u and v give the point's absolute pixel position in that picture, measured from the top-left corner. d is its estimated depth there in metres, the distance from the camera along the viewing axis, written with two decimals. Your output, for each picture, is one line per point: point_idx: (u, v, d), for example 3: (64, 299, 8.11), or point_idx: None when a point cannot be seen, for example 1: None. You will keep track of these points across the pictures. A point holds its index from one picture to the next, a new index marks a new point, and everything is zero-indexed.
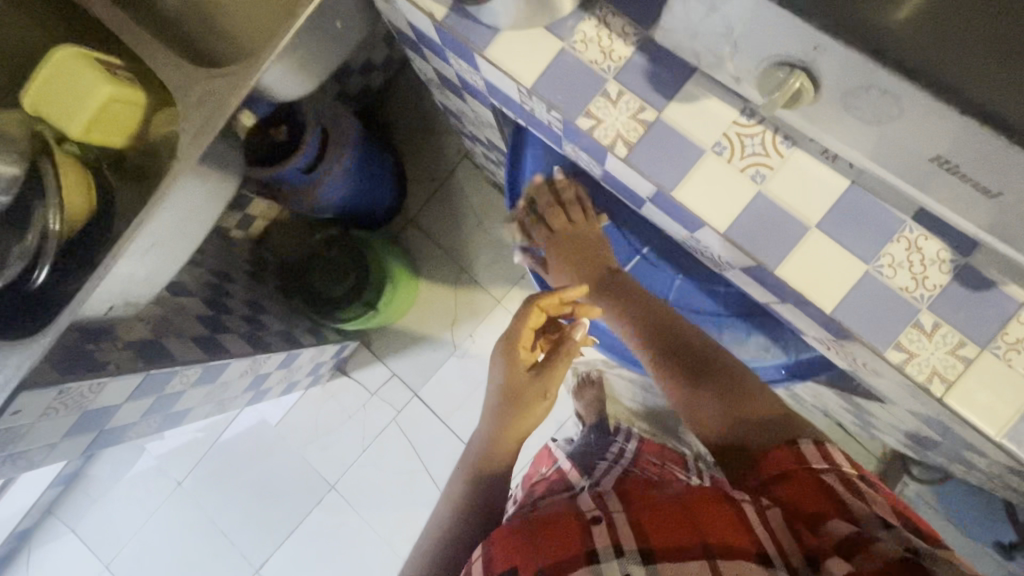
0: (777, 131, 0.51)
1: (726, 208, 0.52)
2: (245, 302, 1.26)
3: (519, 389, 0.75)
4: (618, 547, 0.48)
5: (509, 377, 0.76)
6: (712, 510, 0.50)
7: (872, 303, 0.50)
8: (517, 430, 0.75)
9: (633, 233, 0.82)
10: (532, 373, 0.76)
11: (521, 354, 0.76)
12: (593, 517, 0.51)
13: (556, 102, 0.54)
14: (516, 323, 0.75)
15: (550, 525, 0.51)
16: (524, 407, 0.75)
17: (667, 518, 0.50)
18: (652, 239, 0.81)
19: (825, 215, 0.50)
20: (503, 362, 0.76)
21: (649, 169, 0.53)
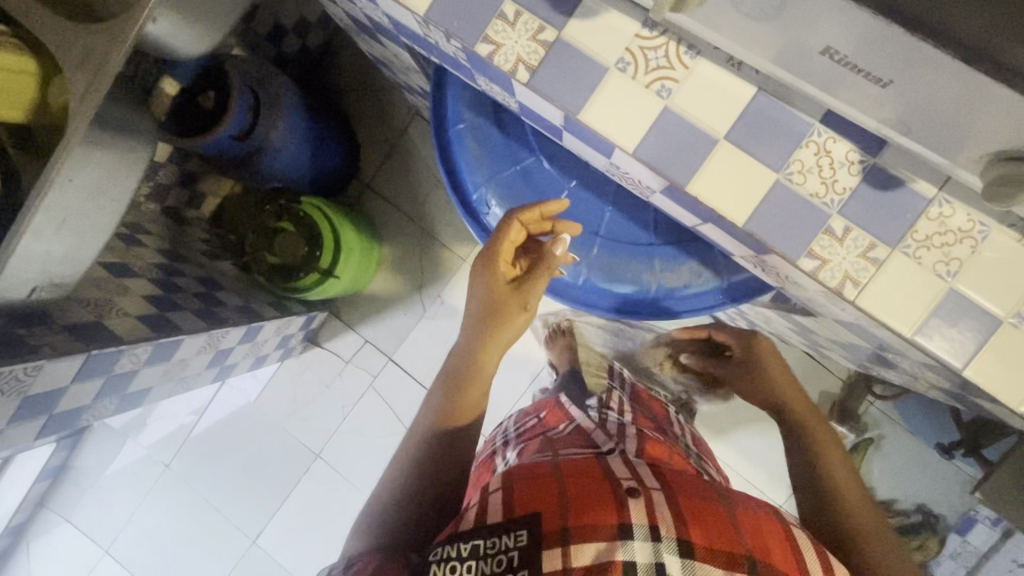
0: (681, 42, 0.49)
1: (633, 127, 0.50)
2: (199, 279, 1.23)
3: (497, 302, 0.76)
4: (652, 526, 0.58)
5: (489, 291, 0.76)
6: (763, 529, 0.62)
7: (784, 212, 0.49)
8: (496, 344, 0.77)
9: (569, 171, 0.80)
10: (511, 286, 0.77)
11: (500, 266, 0.77)
12: (631, 492, 0.62)
13: (452, 29, 0.52)
14: (498, 236, 0.75)
15: (588, 493, 0.61)
16: (501, 319, 0.76)
17: (711, 518, 0.62)
18: (585, 174, 0.80)
19: (733, 125, 0.49)
20: (483, 275, 0.77)
21: (553, 94, 0.51)
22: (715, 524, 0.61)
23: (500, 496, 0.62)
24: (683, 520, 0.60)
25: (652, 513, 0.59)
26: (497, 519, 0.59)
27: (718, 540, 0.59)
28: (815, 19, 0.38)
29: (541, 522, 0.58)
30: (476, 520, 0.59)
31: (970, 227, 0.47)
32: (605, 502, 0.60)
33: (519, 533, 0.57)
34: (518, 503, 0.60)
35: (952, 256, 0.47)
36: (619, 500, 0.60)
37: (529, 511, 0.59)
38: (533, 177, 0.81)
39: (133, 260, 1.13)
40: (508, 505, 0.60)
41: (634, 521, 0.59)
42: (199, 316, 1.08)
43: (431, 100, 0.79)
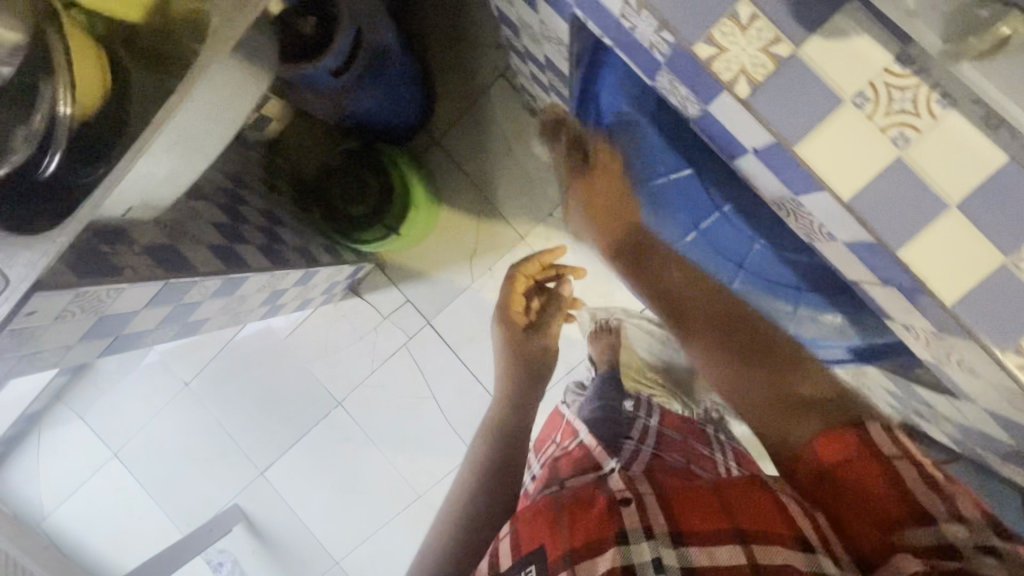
0: (938, 86, 0.43)
1: (853, 172, 0.45)
2: (261, 212, 1.18)
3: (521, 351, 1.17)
4: (647, 531, 0.66)
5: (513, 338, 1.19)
6: (753, 499, 0.69)
7: (1004, 300, 0.44)
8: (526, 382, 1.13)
9: (721, 190, 0.83)
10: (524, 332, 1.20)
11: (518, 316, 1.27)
12: (623, 499, 0.70)
13: (673, 20, 0.45)
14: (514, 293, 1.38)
15: (586, 507, 0.69)
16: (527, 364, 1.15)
17: (698, 511, 0.68)
18: (736, 197, 0.83)
19: (974, 193, 0.43)
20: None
21: (771, 118, 0.45)
22: (698, 510, 0.68)
23: (509, 539, 0.70)
24: (668, 514, 0.68)
25: (643, 518, 0.67)
26: (508, 560, 0.67)
27: (705, 526, 0.67)
28: None
29: (545, 553, 0.66)
30: (494, 565, 0.68)
31: None
32: (599, 518, 0.68)
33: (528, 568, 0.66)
34: (522, 541, 0.68)
35: None
36: (607, 516, 0.68)
37: (533, 548, 0.66)
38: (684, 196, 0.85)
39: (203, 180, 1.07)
40: (515, 543, 0.68)
41: (628, 526, 0.67)
42: (263, 253, 1.03)
43: (583, 77, 0.80)
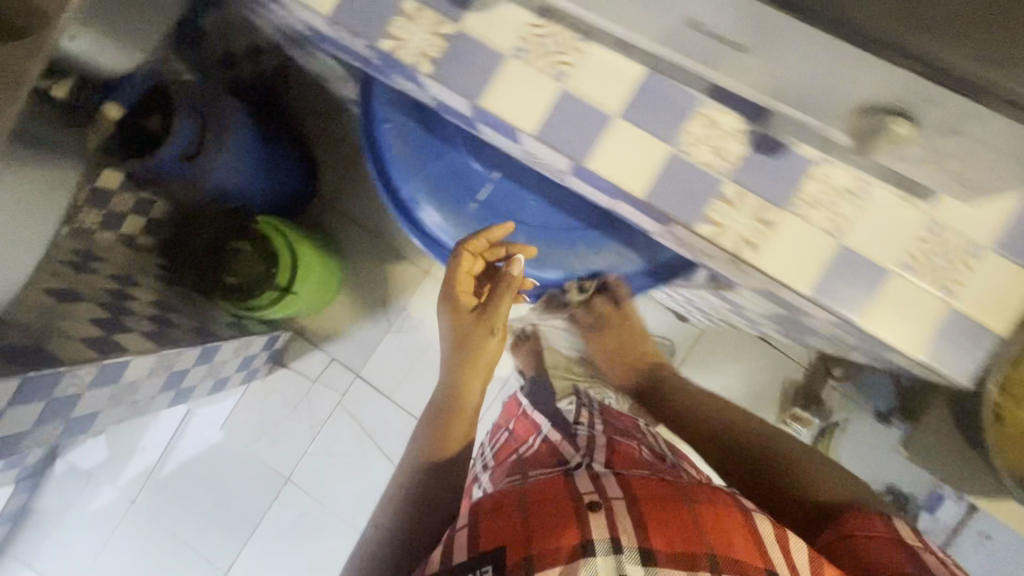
0: (571, 28, 0.51)
1: (532, 110, 0.52)
2: (152, 303, 1.21)
3: (464, 329, 0.89)
4: (617, 544, 0.60)
5: (454, 319, 0.89)
6: (728, 518, 0.64)
7: (680, 183, 0.51)
8: (473, 369, 0.88)
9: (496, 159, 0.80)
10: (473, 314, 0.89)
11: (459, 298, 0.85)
12: (590, 502, 0.64)
13: (357, 28, 0.54)
14: (450, 269, 0.70)
15: (550, 502, 0.64)
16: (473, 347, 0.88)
17: (676, 522, 0.63)
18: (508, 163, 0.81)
19: (627, 103, 0.51)
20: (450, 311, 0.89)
21: (456, 85, 0.53)
22: (675, 521, 0.63)
23: (466, 532, 0.64)
24: (644, 528, 0.62)
25: (613, 525, 0.62)
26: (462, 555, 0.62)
27: (677, 538, 0.62)
28: None
29: (505, 555, 0.60)
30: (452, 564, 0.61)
31: (861, 186, 0.49)
32: (565, 523, 0.62)
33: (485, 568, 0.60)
34: (481, 537, 0.62)
35: (846, 213, 0.49)
36: (577, 515, 0.63)
37: (495, 548, 0.61)
38: (455, 171, 0.70)
39: (83, 284, 1.11)
40: (473, 537, 0.62)
41: (595, 536, 0.61)
42: (150, 338, 1.07)
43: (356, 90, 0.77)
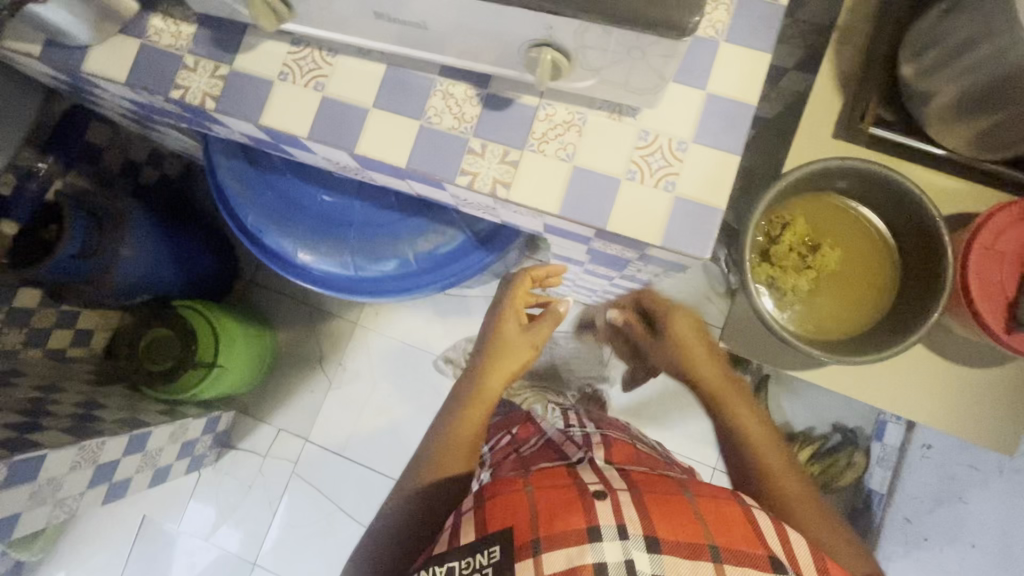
0: (321, 48, 0.62)
1: (302, 118, 0.62)
2: (76, 403, 1.24)
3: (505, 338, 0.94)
4: (624, 531, 0.55)
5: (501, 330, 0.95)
6: (726, 508, 0.59)
7: (433, 148, 0.60)
8: (499, 373, 0.87)
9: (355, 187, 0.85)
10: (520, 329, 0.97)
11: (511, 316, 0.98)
12: (598, 492, 0.59)
13: (150, 86, 0.64)
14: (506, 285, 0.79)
15: (559, 491, 0.59)
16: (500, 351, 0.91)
17: (674, 509, 0.58)
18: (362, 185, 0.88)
19: (377, 95, 0.61)
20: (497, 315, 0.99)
21: (238, 113, 0.63)
22: (674, 510, 0.58)
23: (472, 514, 0.59)
24: (649, 514, 0.57)
25: (619, 512, 0.56)
26: (471, 538, 0.57)
27: (682, 520, 0.57)
28: None
29: (511, 537, 0.55)
30: (460, 546, 0.57)
31: (576, 116, 0.59)
32: (570, 505, 0.57)
33: (492, 548, 0.56)
34: (488, 519, 0.57)
35: (571, 141, 0.59)
36: (580, 501, 0.57)
37: (501, 531, 0.56)
38: (287, 196, 0.78)
39: (0, 396, 1.14)
40: (481, 522, 0.57)
41: (603, 522, 0.55)
42: (69, 432, 1.10)
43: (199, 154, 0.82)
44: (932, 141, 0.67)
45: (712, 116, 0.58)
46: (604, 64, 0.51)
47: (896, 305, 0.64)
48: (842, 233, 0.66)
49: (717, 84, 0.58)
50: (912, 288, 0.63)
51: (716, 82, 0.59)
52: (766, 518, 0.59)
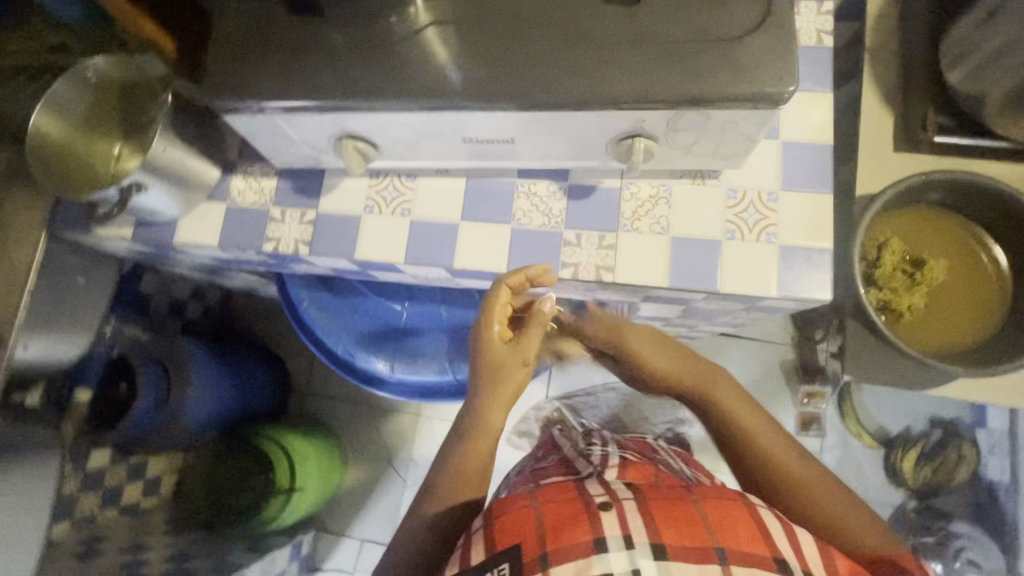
0: (400, 175, 0.64)
1: (395, 244, 0.63)
2: (167, 559, 1.20)
3: (499, 362, 0.58)
4: (629, 539, 0.44)
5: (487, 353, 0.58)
6: (732, 513, 0.47)
7: (530, 248, 0.61)
8: (503, 397, 0.58)
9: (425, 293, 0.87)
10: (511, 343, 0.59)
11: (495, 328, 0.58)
12: (601, 503, 0.48)
13: (242, 243, 0.66)
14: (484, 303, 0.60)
15: (555, 501, 0.49)
16: (502, 381, 0.58)
17: (679, 516, 0.46)
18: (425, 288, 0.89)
19: (463, 208, 0.63)
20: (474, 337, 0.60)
21: (331, 251, 0.64)
22: (684, 515, 0.47)
23: (479, 529, 0.48)
24: (655, 517, 0.46)
25: (625, 519, 0.46)
26: (476, 559, 0.46)
27: (691, 525, 0.46)
28: (433, 122, 0.53)
29: (519, 552, 0.44)
30: (457, 572, 0.46)
31: (664, 189, 0.60)
32: (580, 513, 0.47)
33: (501, 567, 0.45)
34: (494, 533, 0.46)
35: (662, 212, 0.60)
36: (587, 513, 0.47)
37: (508, 549, 0.45)
38: (371, 317, 0.79)
39: None
40: (487, 537, 0.47)
41: (608, 532, 0.45)
42: None
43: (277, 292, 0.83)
44: (996, 137, 0.68)
45: (793, 162, 0.60)
46: (693, 139, 0.52)
47: (1013, 301, 0.63)
48: (940, 246, 0.66)
49: (787, 132, 0.60)
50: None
51: (786, 130, 0.60)
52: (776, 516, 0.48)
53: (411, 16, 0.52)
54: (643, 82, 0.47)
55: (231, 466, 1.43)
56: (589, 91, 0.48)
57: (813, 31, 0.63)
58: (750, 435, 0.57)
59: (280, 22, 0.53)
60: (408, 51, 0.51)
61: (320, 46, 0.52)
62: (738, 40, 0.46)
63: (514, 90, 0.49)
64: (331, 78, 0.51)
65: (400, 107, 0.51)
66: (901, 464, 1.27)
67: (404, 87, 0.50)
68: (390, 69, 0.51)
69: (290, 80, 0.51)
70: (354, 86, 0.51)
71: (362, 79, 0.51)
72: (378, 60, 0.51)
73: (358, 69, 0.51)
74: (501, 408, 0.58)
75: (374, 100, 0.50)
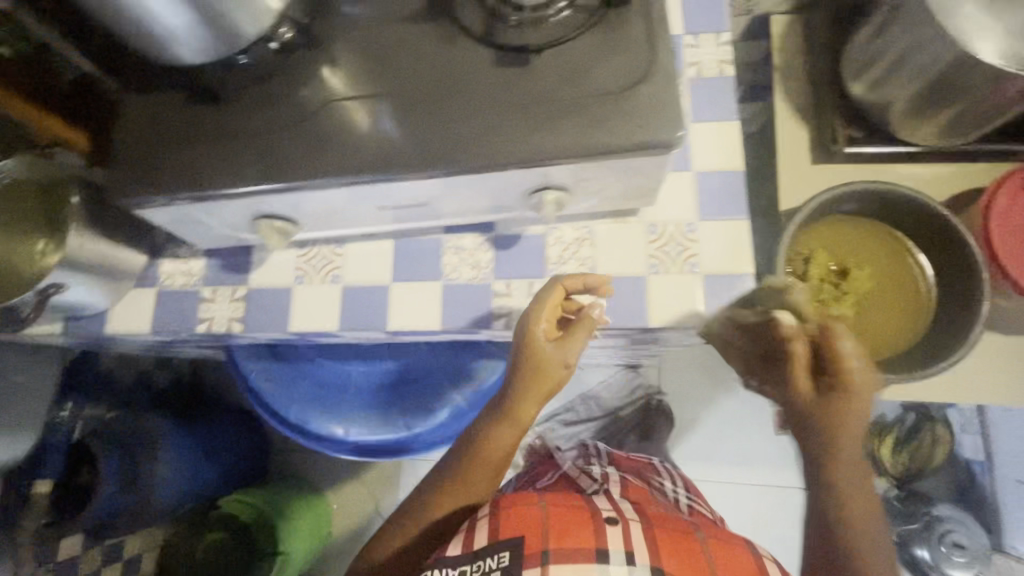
0: (328, 241, 0.64)
1: (328, 313, 0.63)
2: None
3: (538, 363, 0.57)
4: (630, 556, 0.53)
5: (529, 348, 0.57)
6: (730, 554, 0.57)
7: (461, 304, 0.61)
8: (535, 398, 0.58)
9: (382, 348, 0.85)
10: (553, 345, 0.57)
11: (542, 326, 0.56)
12: (608, 521, 0.58)
13: (175, 327, 0.65)
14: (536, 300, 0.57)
15: (570, 515, 0.58)
16: (538, 380, 0.57)
17: (681, 547, 0.56)
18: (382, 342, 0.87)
19: (393, 269, 0.63)
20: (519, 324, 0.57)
21: (265, 326, 0.64)
22: (684, 548, 0.56)
23: (489, 516, 0.58)
24: (657, 545, 0.56)
25: (629, 540, 0.55)
26: (484, 543, 0.55)
27: (689, 558, 0.55)
28: (346, 197, 0.53)
29: (525, 543, 0.54)
30: (463, 548, 0.55)
31: (586, 230, 0.61)
32: (584, 526, 0.57)
33: (502, 553, 0.54)
34: (503, 525, 0.56)
35: (587, 254, 0.61)
36: (592, 524, 0.57)
37: (512, 540, 0.54)
38: (322, 380, 0.78)
39: None
40: (494, 528, 0.56)
41: (611, 546, 0.55)
42: None
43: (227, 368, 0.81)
44: (905, 142, 0.70)
45: (708, 192, 0.61)
46: (600, 186, 0.54)
47: (942, 300, 0.65)
48: (866, 255, 0.68)
49: (700, 163, 0.62)
50: (948, 284, 0.65)
51: (699, 160, 0.62)
52: (777, 567, 0.57)
53: (321, 87, 0.53)
54: (540, 139, 0.49)
55: (210, 539, 1.34)
56: (492, 153, 0.49)
57: (715, 61, 0.65)
58: (835, 481, 0.53)
59: (188, 113, 0.54)
60: (324, 121, 0.52)
61: (233, 129, 0.53)
62: (627, 91, 0.48)
63: (418, 160, 0.50)
64: (241, 164, 0.52)
65: (308, 184, 0.51)
66: (878, 450, 1.25)
67: (316, 161, 0.51)
68: (301, 142, 0.52)
69: (201, 170, 0.52)
70: (264, 168, 0.51)
71: (272, 161, 0.52)
72: (289, 138, 0.52)
73: (270, 149, 0.52)
74: (533, 406, 0.58)
75: (286, 179, 0.51)
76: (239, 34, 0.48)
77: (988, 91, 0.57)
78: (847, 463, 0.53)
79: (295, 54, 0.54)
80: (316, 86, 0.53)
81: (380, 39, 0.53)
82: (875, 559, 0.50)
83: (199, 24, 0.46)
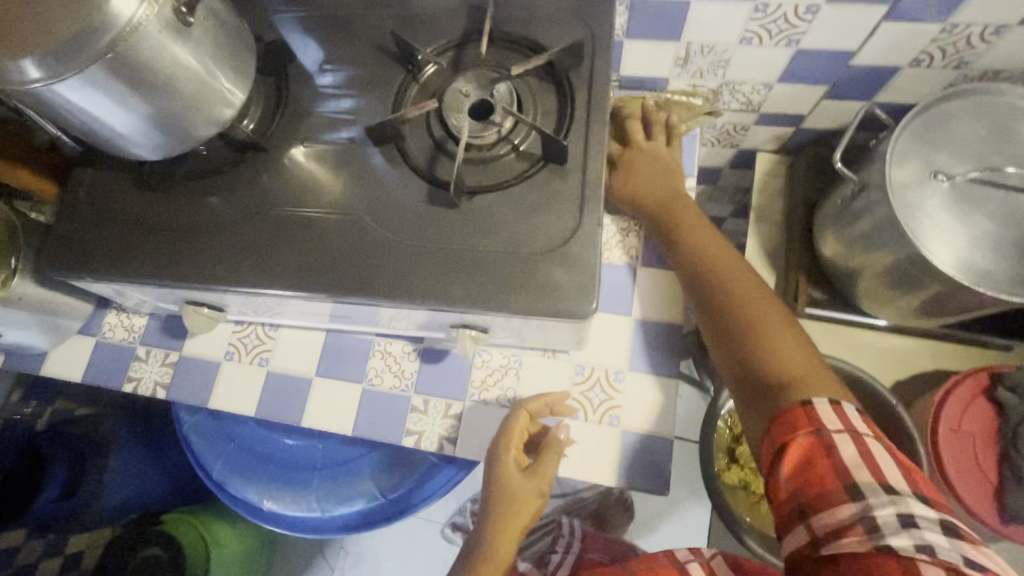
0: (263, 324, 0.64)
1: (249, 397, 0.63)
2: None
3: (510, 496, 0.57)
4: None
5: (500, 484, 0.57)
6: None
7: (376, 414, 0.61)
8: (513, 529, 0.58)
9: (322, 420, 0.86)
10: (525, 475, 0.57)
11: (508, 459, 0.56)
12: None
13: (105, 379, 0.67)
14: (503, 431, 0.56)
15: None
16: (514, 507, 0.57)
17: None
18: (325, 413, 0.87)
19: (319, 363, 0.63)
20: (489, 457, 0.58)
21: (188, 396, 0.64)
22: None
23: None
24: None
25: None
26: None
27: None
28: (289, 303, 0.53)
29: None
30: None
31: (513, 360, 0.60)
32: None
33: None
34: None
35: (510, 385, 0.60)
36: None
37: None
38: (250, 446, 0.78)
39: None
40: None
41: None
42: None
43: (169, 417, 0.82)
44: (868, 313, 0.67)
45: (641, 343, 0.60)
46: (520, 332, 0.53)
47: None
48: None
49: (641, 310, 0.60)
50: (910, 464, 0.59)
51: (639, 307, 0.60)
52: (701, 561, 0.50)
53: (287, 186, 0.54)
54: (468, 287, 0.47)
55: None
56: (423, 290, 0.48)
57: None
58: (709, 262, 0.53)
59: (138, 196, 0.55)
60: (280, 219, 0.52)
61: (192, 214, 0.54)
62: (557, 249, 0.47)
63: (348, 281, 0.49)
64: (188, 254, 0.52)
65: (240, 286, 0.50)
66: None
67: (276, 255, 0.51)
68: (266, 235, 0.51)
69: (138, 259, 0.53)
70: (214, 262, 0.51)
71: (227, 253, 0.52)
72: (251, 234, 0.52)
73: (232, 239, 0.52)
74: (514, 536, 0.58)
75: (236, 278, 0.50)
76: (189, 132, 0.50)
77: (943, 294, 0.54)
78: (653, 177, 0.58)
79: (251, 155, 0.55)
80: (272, 186, 0.54)
81: (343, 152, 0.54)
82: (740, 291, 0.50)
83: (151, 128, 0.47)
